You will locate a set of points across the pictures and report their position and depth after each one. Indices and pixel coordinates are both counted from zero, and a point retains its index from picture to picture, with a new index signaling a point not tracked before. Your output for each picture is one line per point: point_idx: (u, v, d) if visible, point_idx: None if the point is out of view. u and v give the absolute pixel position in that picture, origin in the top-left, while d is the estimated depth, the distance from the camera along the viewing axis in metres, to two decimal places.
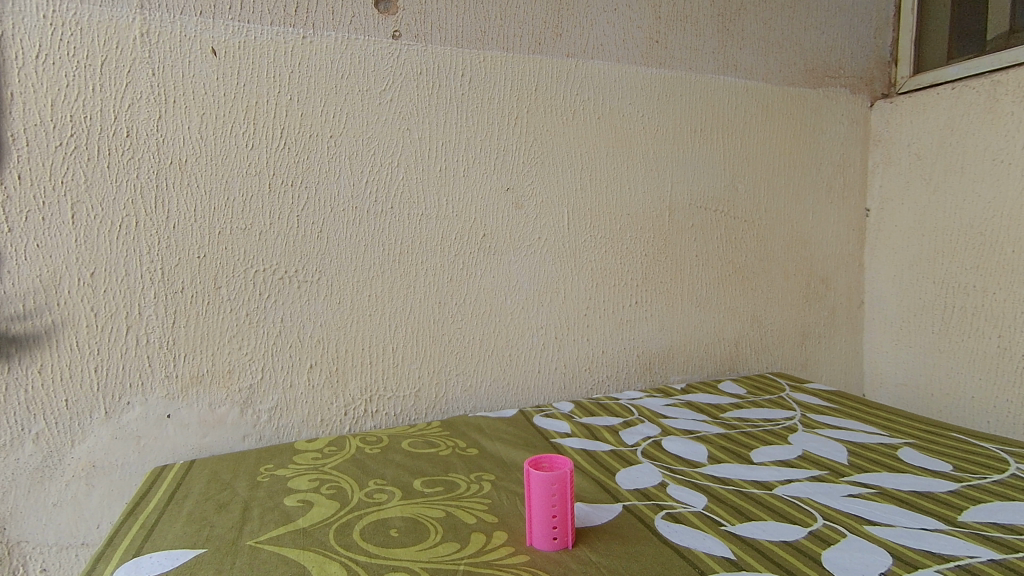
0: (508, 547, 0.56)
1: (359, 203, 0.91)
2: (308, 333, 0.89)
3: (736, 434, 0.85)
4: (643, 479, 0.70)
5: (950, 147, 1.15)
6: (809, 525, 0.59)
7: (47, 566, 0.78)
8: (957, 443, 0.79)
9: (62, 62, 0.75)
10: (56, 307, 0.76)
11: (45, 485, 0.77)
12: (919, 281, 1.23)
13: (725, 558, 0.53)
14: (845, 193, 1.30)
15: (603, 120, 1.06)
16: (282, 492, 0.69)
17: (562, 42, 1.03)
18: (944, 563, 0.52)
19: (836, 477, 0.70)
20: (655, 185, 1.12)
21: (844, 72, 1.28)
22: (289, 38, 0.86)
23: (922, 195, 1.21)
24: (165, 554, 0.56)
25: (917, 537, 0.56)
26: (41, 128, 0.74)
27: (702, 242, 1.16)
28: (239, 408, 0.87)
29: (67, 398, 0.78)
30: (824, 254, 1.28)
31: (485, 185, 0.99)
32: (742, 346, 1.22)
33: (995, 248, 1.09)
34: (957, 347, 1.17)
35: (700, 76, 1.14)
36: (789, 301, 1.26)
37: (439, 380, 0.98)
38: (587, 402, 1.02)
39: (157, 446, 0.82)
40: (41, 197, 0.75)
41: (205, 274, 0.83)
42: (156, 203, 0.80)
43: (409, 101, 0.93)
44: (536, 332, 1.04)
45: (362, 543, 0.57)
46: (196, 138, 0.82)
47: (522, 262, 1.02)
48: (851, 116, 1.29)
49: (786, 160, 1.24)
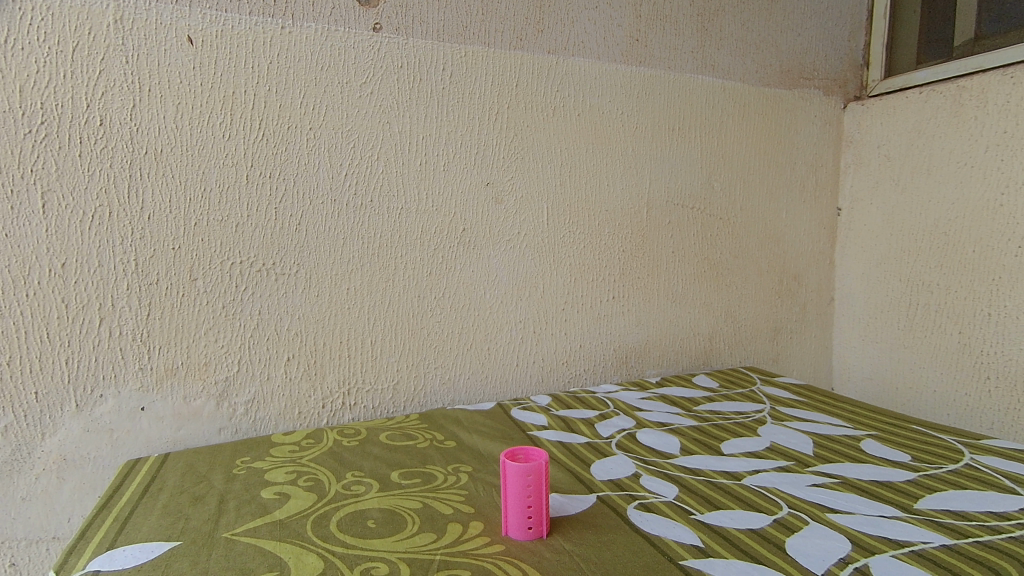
0: (484, 536, 0.57)
1: (338, 195, 0.91)
2: (286, 326, 0.89)
3: (708, 426, 0.87)
4: (617, 470, 0.72)
5: (917, 149, 1.19)
6: (774, 513, 0.61)
7: (16, 560, 0.77)
8: (917, 435, 0.83)
9: (32, 48, 0.73)
10: (26, 298, 0.75)
11: (14, 478, 0.76)
12: (886, 279, 1.27)
13: (693, 545, 0.55)
14: (817, 192, 1.33)
15: (583, 117, 1.07)
16: (259, 484, 0.69)
17: (543, 38, 1.03)
18: (899, 548, 0.54)
19: (802, 467, 0.72)
20: (634, 182, 1.13)
21: (818, 74, 1.31)
22: (268, 28, 0.85)
23: (890, 196, 1.25)
24: (139, 546, 0.56)
25: (875, 524, 0.58)
26: (10, 115, 0.73)
27: (679, 239, 1.19)
28: (215, 401, 0.86)
29: (37, 390, 0.76)
30: (796, 251, 1.32)
31: (465, 180, 0.99)
32: (716, 341, 1.25)
33: (958, 248, 1.13)
34: (920, 343, 1.21)
35: (679, 75, 1.15)
36: (762, 297, 1.29)
37: (418, 373, 0.98)
38: (564, 395, 1.04)
39: (130, 439, 0.81)
40: (9, 185, 0.73)
41: (180, 265, 0.83)
42: (130, 193, 0.79)
43: (390, 94, 0.93)
44: (515, 326, 1.05)
45: (338, 534, 0.58)
46: (172, 128, 0.81)
47: (501, 256, 1.03)
48: (824, 117, 1.32)
49: (761, 159, 1.26)
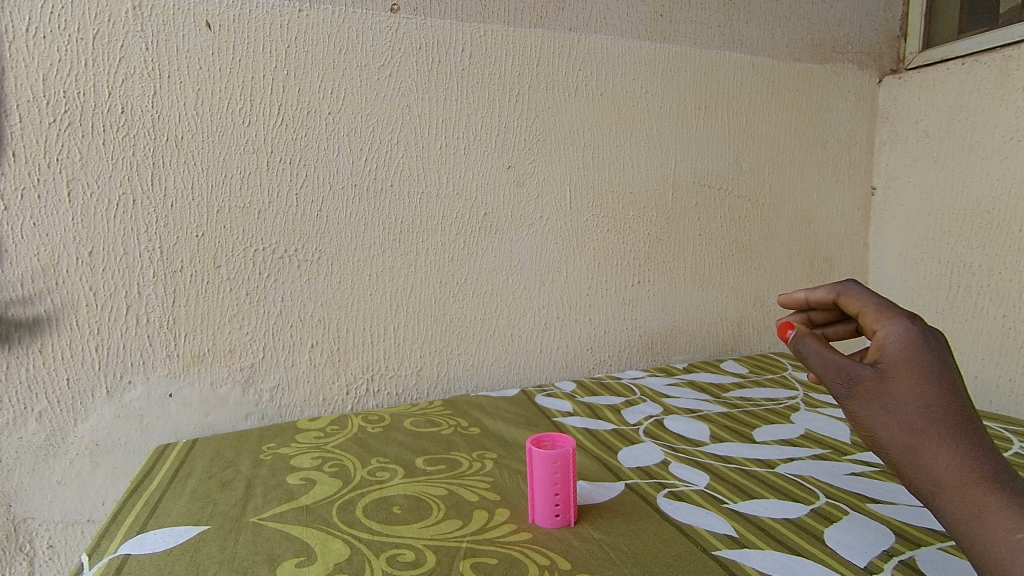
0: (510, 524, 0.56)
1: (358, 180, 0.90)
2: (308, 313, 0.89)
3: (738, 413, 0.85)
4: (645, 457, 0.70)
5: (959, 124, 1.14)
6: (811, 503, 0.58)
7: (53, 543, 0.79)
8: None
9: (53, 35, 0.73)
10: (55, 287, 0.76)
11: (49, 463, 0.78)
12: (924, 261, 1.21)
13: (727, 536, 0.53)
14: (851, 171, 1.28)
15: (605, 97, 1.04)
16: (284, 470, 0.69)
17: (564, 15, 1.00)
18: (947, 541, 0.52)
19: (839, 456, 0.70)
20: (659, 164, 1.10)
21: (852, 47, 1.25)
22: (285, 11, 0.84)
23: (930, 174, 1.19)
24: (169, 530, 0.56)
25: (919, 515, 0.56)
26: (34, 104, 0.73)
27: (706, 222, 1.15)
28: (240, 388, 0.87)
29: (68, 376, 0.78)
30: (829, 233, 1.27)
31: (486, 164, 0.97)
32: (745, 326, 1.21)
33: (1002, 228, 1.08)
34: (961, 327, 1.16)
35: (705, 51, 1.11)
36: (793, 281, 1.25)
37: (441, 359, 0.98)
38: (589, 381, 1.02)
39: (160, 424, 0.83)
40: (35, 174, 0.74)
41: (204, 252, 0.83)
42: (152, 181, 0.79)
43: (408, 76, 0.91)
44: (538, 312, 1.04)
45: (364, 521, 0.57)
46: (193, 114, 0.80)
47: (523, 241, 1.01)
48: (859, 92, 1.27)
49: (792, 137, 1.22)
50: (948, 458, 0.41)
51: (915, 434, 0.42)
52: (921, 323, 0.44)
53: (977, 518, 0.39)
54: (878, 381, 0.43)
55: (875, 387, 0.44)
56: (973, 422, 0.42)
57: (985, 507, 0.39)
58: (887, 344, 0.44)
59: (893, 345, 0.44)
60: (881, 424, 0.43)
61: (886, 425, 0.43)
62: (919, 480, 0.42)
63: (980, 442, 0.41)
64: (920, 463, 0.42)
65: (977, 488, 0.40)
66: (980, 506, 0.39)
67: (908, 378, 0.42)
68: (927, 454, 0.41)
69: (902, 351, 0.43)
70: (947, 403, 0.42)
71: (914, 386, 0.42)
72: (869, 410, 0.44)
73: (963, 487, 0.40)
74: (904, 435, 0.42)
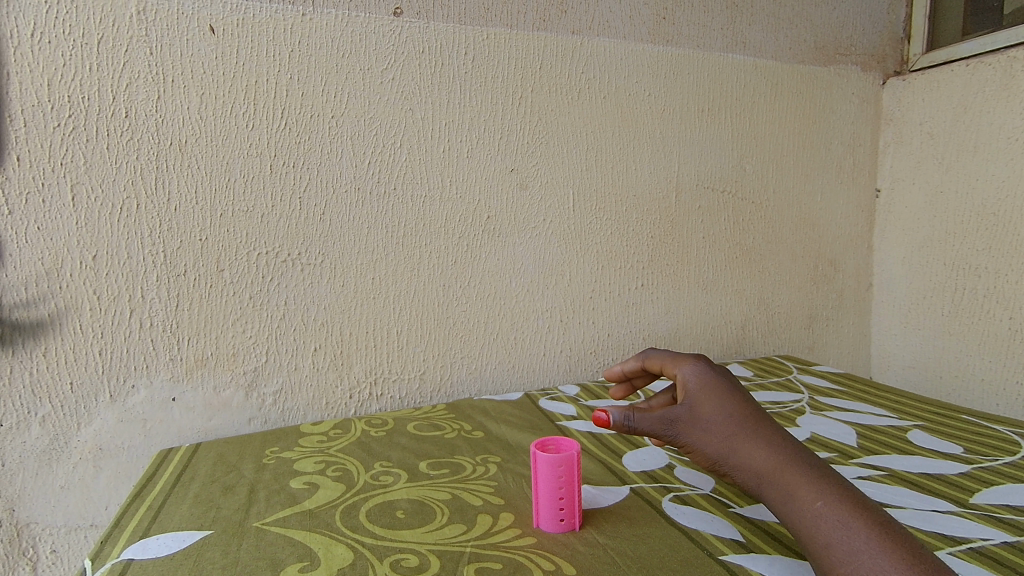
0: (515, 528, 0.56)
1: (361, 183, 0.89)
2: (312, 316, 0.89)
3: None
4: (650, 461, 0.70)
5: (963, 125, 1.13)
6: None
7: (56, 548, 0.79)
8: (968, 425, 0.79)
9: (58, 41, 0.74)
10: (59, 291, 0.76)
11: (52, 468, 0.78)
12: (929, 262, 1.21)
13: (733, 540, 0.53)
14: (855, 173, 1.28)
15: (608, 100, 1.04)
16: (288, 475, 0.69)
17: (566, 18, 1.00)
18: (956, 546, 0.51)
19: (845, 459, 0.69)
20: (663, 166, 1.10)
21: (855, 49, 1.25)
22: (288, 15, 0.84)
23: (934, 175, 1.19)
24: (172, 535, 0.56)
25: (927, 519, 0.55)
26: (38, 109, 0.73)
27: (710, 224, 1.15)
28: (243, 392, 0.86)
29: (72, 381, 0.78)
30: (833, 235, 1.27)
31: (489, 167, 0.97)
32: (749, 329, 1.21)
33: (1008, 229, 1.07)
34: (967, 329, 1.16)
35: (708, 53, 1.11)
36: (797, 284, 1.24)
37: (444, 363, 0.98)
38: (593, 384, 1.02)
39: (163, 429, 0.83)
40: (40, 178, 0.74)
41: (208, 256, 0.83)
42: (156, 185, 0.79)
43: (412, 80, 0.91)
44: (541, 316, 1.03)
45: (367, 525, 0.57)
46: (196, 118, 0.81)
47: (526, 244, 1.01)
48: (863, 94, 1.27)
49: (796, 140, 1.21)
50: (756, 455, 0.51)
51: (727, 441, 0.52)
52: (703, 361, 0.59)
53: (791, 499, 0.47)
54: (689, 413, 0.54)
55: (690, 419, 0.54)
56: (767, 423, 0.53)
57: (793, 486, 0.48)
58: (687, 384, 0.57)
59: (691, 383, 0.57)
60: (703, 447, 0.53)
61: (709, 443, 0.53)
62: (748, 480, 0.51)
63: (777, 435, 0.52)
64: (740, 465, 0.51)
65: (784, 473, 0.49)
66: (790, 485, 0.48)
67: (708, 400, 0.55)
68: (742, 454, 0.51)
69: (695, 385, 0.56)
70: (744, 410, 0.53)
71: (716, 405, 0.54)
72: (692, 436, 0.54)
73: (776, 477, 0.49)
74: (720, 447, 0.52)
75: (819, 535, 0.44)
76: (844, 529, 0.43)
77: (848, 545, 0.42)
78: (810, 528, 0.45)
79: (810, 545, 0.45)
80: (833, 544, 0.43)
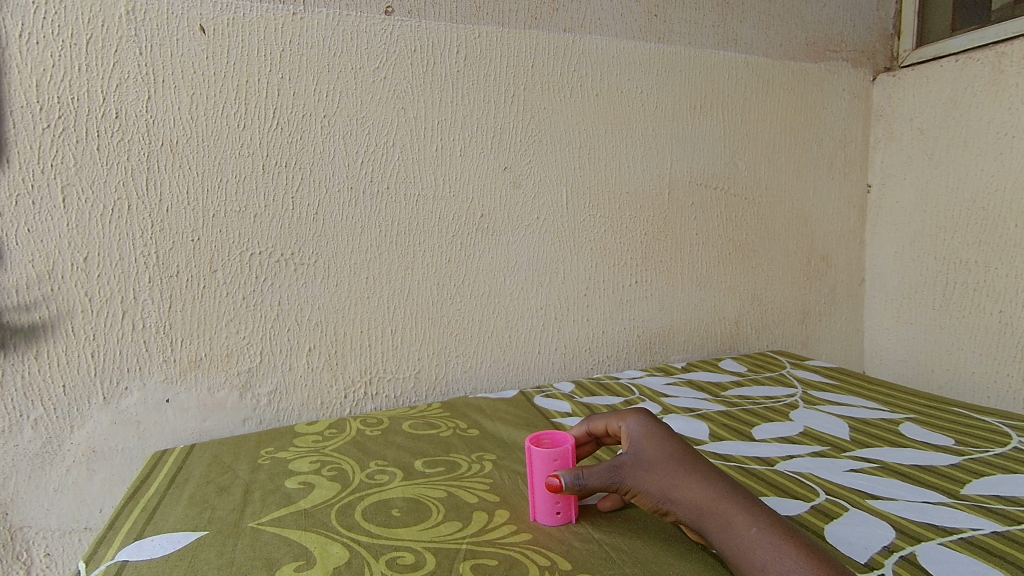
0: (510, 525, 0.56)
1: (354, 183, 0.89)
2: (305, 317, 0.89)
3: (737, 411, 0.85)
4: None
5: (953, 120, 1.14)
6: (811, 500, 0.58)
7: (50, 551, 0.78)
8: (958, 417, 0.80)
9: (46, 41, 0.73)
10: (51, 293, 0.76)
11: (45, 471, 0.77)
12: (921, 257, 1.22)
13: None
14: (847, 168, 1.29)
15: (601, 98, 1.04)
16: (283, 475, 0.69)
17: (558, 16, 1.00)
18: (947, 537, 0.51)
19: (837, 452, 0.70)
20: (656, 164, 1.10)
21: (846, 46, 1.25)
22: (279, 14, 0.84)
23: (925, 170, 1.20)
24: (166, 536, 0.56)
25: (918, 510, 0.56)
26: (27, 110, 0.73)
27: (703, 221, 1.15)
28: (238, 392, 0.86)
29: (64, 383, 0.77)
30: (825, 230, 1.27)
31: (482, 165, 0.97)
32: (743, 324, 1.22)
33: (998, 223, 1.08)
34: (958, 322, 1.17)
35: (699, 50, 1.12)
36: (790, 280, 1.25)
37: (439, 361, 0.98)
38: (587, 381, 1.02)
39: (157, 430, 0.82)
40: (29, 180, 0.74)
41: (200, 257, 0.82)
42: (147, 186, 0.79)
43: (404, 78, 0.91)
44: (536, 313, 1.03)
45: (363, 524, 0.57)
46: (187, 118, 0.80)
47: (521, 242, 1.01)
48: (854, 90, 1.27)
49: (789, 136, 1.22)
50: (695, 491, 0.51)
51: (668, 479, 0.53)
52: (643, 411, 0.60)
53: (730, 529, 0.48)
54: (633, 458, 0.54)
55: (634, 463, 0.54)
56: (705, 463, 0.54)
57: (731, 515, 0.49)
58: (630, 431, 0.57)
59: (634, 431, 0.57)
60: (645, 490, 0.53)
61: (653, 483, 0.53)
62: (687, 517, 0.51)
63: (716, 471, 0.53)
64: (680, 501, 0.51)
65: (721, 505, 0.49)
66: (727, 515, 0.49)
67: (650, 443, 0.55)
68: (682, 490, 0.52)
69: (638, 432, 0.57)
70: (683, 451, 0.54)
71: (658, 447, 0.55)
72: (636, 478, 0.54)
73: (715, 510, 0.50)
74: (660, 488, 0.52)
75: (756, 558, 0.45)
76: (778, 552, 0.45)
77: (781, 566, 0.44)
78: (747, 553, 0.46)
79: (748, 568, 0.46)
80: (769, 566, 0.44)
